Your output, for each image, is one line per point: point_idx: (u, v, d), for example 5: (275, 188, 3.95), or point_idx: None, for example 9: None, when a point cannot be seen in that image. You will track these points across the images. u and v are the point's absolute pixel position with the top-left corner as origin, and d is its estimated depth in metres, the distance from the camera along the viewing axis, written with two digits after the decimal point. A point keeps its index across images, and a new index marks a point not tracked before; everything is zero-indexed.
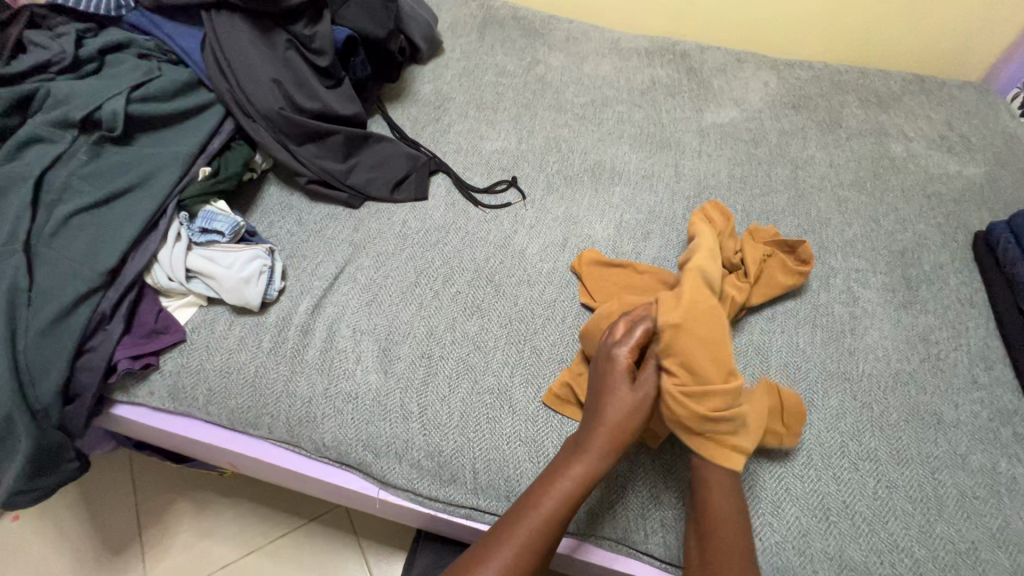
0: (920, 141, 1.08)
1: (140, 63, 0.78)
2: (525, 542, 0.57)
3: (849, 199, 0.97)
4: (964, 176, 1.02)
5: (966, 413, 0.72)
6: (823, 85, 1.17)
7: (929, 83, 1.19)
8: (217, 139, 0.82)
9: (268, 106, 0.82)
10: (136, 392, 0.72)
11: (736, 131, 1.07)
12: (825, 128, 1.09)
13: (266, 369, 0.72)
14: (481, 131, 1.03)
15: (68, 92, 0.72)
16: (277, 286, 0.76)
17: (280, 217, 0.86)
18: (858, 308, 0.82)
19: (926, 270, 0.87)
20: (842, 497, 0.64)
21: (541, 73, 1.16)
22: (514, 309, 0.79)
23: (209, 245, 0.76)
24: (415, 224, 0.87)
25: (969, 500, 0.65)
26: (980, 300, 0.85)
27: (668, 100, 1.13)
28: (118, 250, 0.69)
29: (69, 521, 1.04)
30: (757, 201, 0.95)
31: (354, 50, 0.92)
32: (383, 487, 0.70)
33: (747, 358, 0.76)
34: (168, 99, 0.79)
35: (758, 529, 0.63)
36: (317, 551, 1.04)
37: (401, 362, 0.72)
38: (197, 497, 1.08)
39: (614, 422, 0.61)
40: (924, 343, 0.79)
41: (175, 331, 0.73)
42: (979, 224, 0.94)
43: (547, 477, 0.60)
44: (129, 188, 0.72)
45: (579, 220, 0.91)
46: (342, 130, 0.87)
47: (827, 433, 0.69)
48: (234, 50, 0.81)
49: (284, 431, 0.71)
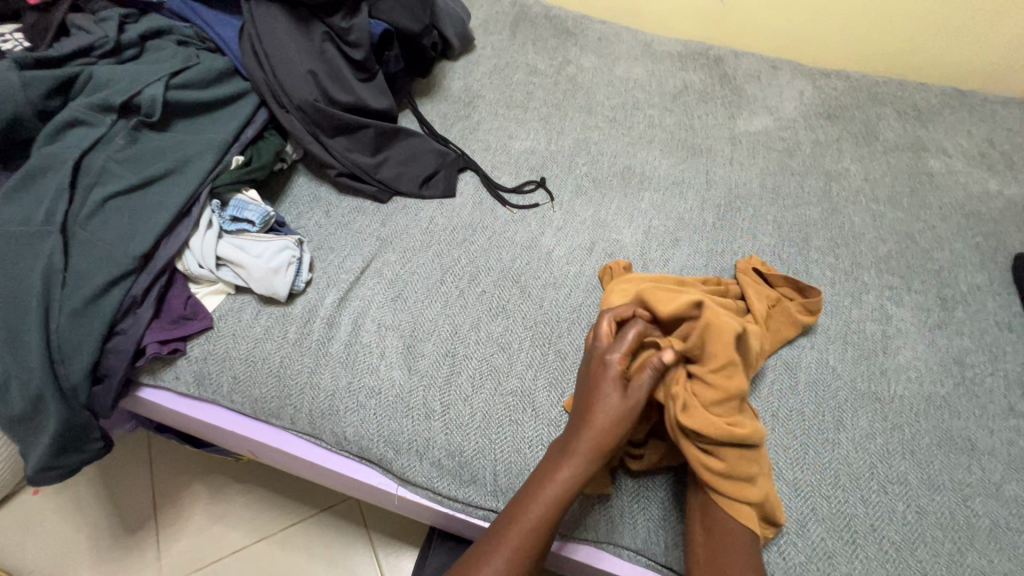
0: (960, 158, 1.05)
1: (179, 50, 0.79)
2: (517, 540, 0.56)
3: (885, 215, 0.95)
4: (1005, 196, 0.99)
5: (1001, 441, 0.70)
6: (860, 97, 1.15)
7: (970, 98, 1.16)
8: (251, 129, 0.82)
9: (302, 97, 0.82)
10: (163, 376, 0.73)
11: (770, 140, 1.06)
12: (861, 141, 1.07)
13: (291, 359, 0.72)
14: (510, 130, 1.02)
15: (109, 77, 0.73)
16: (305, 278, 0.76)
17: (308, 209, 0.86)
18: (891, 327, 0.80)
19: (963, 291, 0.85)
20: (870, 520, 0.63)
21: (572, 74, 1.15)
22: (539, 311, 0.78)
23: (239, 234, 0.76)
24: (442, 221, 0.87)
25: (1003, 531, 0.63)
26: (1019, 324, 0.82)
27: (701, 106, 1.11)
28: (152, 234, 0.70)
29: (88, 497, 1.06)
30: (789, 212, 0.93)
31: (388, 44, 0.92)
32: (402, 484, 0.70)
33: (774, 372, 0.74)
34: (205, 87, 0.79)
35: (782, 548, 0.61)
36: (328, 542, 1.05)
37: (425, 359, 0.72)
38: (212, 481, 1.09)
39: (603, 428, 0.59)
40: (959, 366, 0.77)
41: (203, 318, 0.73)
42: (1019, 246, 0.92)
43: (538, 479, 0.59)
44: (164, 174, 0.73)
45: (606, 224, 0.90)
46: (374, 124, 0.87)
47: (856, 454, 0.68)
48: (272, 40, 0.82)
49: (306, 422, 0.71)
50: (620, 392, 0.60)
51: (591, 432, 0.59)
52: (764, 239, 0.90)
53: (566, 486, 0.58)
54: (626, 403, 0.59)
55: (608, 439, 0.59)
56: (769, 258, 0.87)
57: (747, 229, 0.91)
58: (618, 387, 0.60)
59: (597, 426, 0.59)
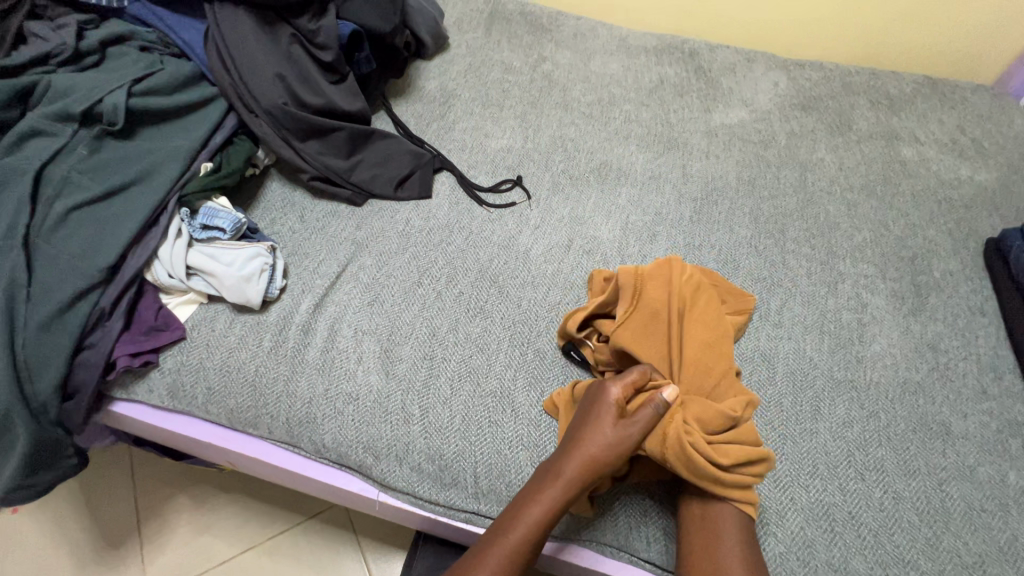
0: (932, 145, 1.06)
1: (142, 56, 0.77)
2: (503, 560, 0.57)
3: (859, 203, 0.95)
4: (976, 181, 1.00)
5: (974, 424, 0.71)
6: (833, 86, 1.15)
7: (941, 86, 1.17)
8: (219, 134, 0.81)
9: (270, 101, 0.81)
10: (136, 390, 0.72)
11: (745, 132, 1.06)
12: (835, 131, 1.07)
13: (266, 368, 0.71)
14: (486, 129, 1.02)
15: (68, 85, 0.71)
16: (278, 285, 0.75)
17: (282, 214, 0.85)
18: (867, 315, 0.81)
19: (936, 277, 0.86)
20: (848, 507, 0.64)
21: (548, 71, 1.14)
22: (517, 311, 0.78)
23: (210, 241, 0.75)
24: (419, 222, 0.86)
25: (977, 513, 0.64)
26: (990, 308, 0.83)
27: (677, 99, 1.11)
28: (118, 246, 0.68)
29: (68, 513, 1.04)
30: (765, 204, 0.94)
31: (358, 45, 0.91)
32: (382, 490, 0.69)
33: (752, 364, 0.75)
34: (170, 93, 0.78)
35: (762, 539, 0.62)
36: (316, 549, 1.04)
37: (403, 363, 0.72)
38: (196, 492, 1.07)
39: (591, 458, 0.60)
40: (933, 351, 0.78)
41: (175, 329, 0.72)
42: (990, 231, 0.93)
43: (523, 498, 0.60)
44: (129, 183, 0.71)
45: (584, 221, 0.89)
46: (346, 126, 0.86)
47: (834, 442, 0.68)
48: (237, 44, 0.80)
49: (284, 431, 0.70)
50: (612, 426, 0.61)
51: (577, 461, 0.60)
52: (741, 231, 0.90)
53: (552, 509, 0.59)
54: (618, 436, 0.60)
55: (593, 467, 0.59)
56: (747, 249, 0.88)
57: (724, 221, 0.91)
58: (612, 420, 0.61)
59: (587, 455, 0.60)
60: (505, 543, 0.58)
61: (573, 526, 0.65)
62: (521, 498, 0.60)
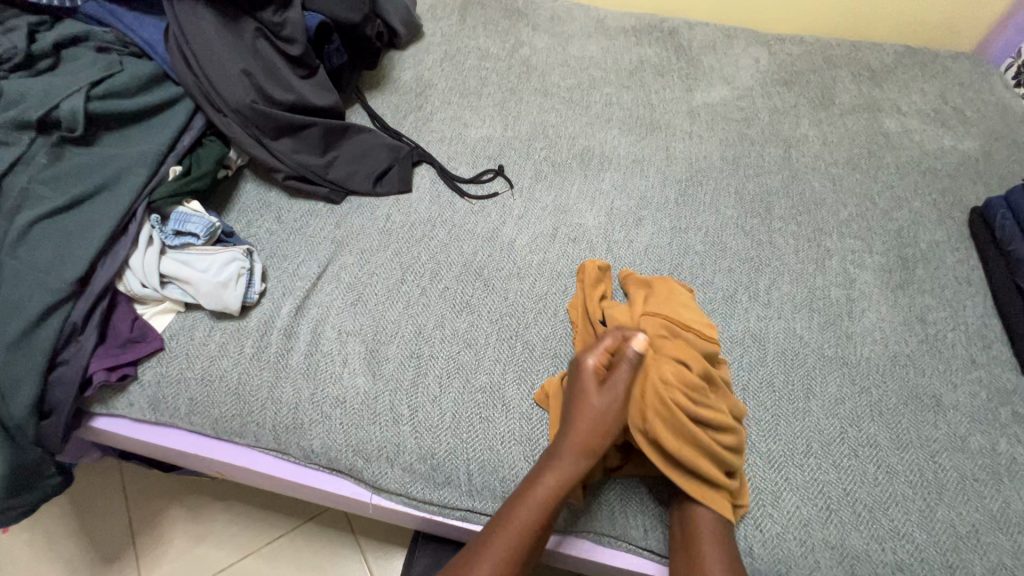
0: (914, 115, 1.05)
1: (100, 58, 0.74)
2: (511, 545, 0.56)
3: (843, 177, 0.95)
4: (959, 150, 1.00)
5: (964, 394, 0.71)
6: (814, 60, 1.14)
7: (921, 55, 1.17)
8: (187, 136, 0.78)
9: (238, 99, 0.78)
10: (116, 404, 0.70)
11: (728, 110, 1.05)
12: (818, 105, 1.06)
13: (249, 375, 0.69)
14: (465, 119, 0.99)
15: (23, 91, 0.68)
16: (257, 289, 0.73)
17: (258, 216, 0.83)
18: (855, 290, 0.81)
19: (923, 249, 0.86)
20: (842, 484, 0.64)
21: (526, 56, 1.12)
22: (504, 304, 0.76)
23: (184, 248, 0.73)
24: (400, 218, 0.85)
25: (970, 483, 0.64)
26: (977, 277, 0.83)
27: (657, 80, 1.09)
28: (86, 257, 0.66)
29: (59, 531, 1.02)
30: (750, 182, 0.93)
31: (328, 37, 0.89)
32: (375, 492, 0.68)
33: (743, 346, 0.74)
34: (132, 96, 0.75)
35: (759, 520, 0.62)
36: (315, 552, 1.03)
37: (389, 363, 0.70)
38: (190, 502, 1.06)
39: (584, 432, 0.60)
40: (922, 324, 0.78)
41: (153, 340, 0.70)
42: (975, 200, 0.93)
43: (529, 482, 0.59)
44: (95, 191, 0.69)
45: (568, 209, 0.88)
46: (319, 122, 0.84)
47: (826, 420, 0.68)
48: (199, 40, 0.77)
49: (271, 438, 0.69)
50: (596, 397, 0.61)
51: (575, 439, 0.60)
52: (727, 212, 0.89)
53: (557, 492, 0.58)
54: (605, 404, 0.60)
55: (590, 445, 0.59)
56: (734, 230, 0.87)
57: (710, 203, 0.90)
58: (593, 387, 0.61)
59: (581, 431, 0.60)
60: (510, 532, 0.57)
61: (568, 519, 0.64)
62: (524, 484, 0.60)
